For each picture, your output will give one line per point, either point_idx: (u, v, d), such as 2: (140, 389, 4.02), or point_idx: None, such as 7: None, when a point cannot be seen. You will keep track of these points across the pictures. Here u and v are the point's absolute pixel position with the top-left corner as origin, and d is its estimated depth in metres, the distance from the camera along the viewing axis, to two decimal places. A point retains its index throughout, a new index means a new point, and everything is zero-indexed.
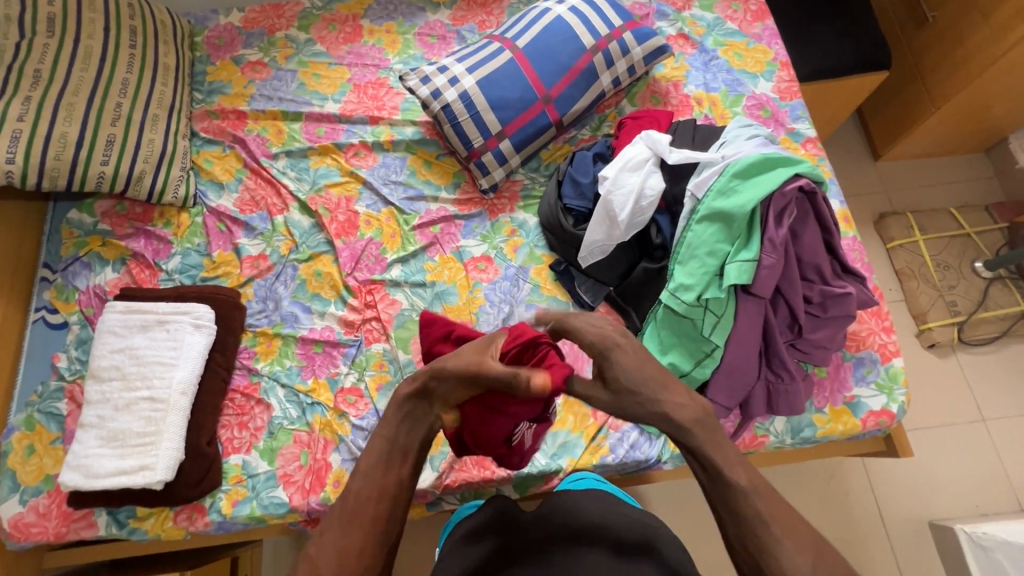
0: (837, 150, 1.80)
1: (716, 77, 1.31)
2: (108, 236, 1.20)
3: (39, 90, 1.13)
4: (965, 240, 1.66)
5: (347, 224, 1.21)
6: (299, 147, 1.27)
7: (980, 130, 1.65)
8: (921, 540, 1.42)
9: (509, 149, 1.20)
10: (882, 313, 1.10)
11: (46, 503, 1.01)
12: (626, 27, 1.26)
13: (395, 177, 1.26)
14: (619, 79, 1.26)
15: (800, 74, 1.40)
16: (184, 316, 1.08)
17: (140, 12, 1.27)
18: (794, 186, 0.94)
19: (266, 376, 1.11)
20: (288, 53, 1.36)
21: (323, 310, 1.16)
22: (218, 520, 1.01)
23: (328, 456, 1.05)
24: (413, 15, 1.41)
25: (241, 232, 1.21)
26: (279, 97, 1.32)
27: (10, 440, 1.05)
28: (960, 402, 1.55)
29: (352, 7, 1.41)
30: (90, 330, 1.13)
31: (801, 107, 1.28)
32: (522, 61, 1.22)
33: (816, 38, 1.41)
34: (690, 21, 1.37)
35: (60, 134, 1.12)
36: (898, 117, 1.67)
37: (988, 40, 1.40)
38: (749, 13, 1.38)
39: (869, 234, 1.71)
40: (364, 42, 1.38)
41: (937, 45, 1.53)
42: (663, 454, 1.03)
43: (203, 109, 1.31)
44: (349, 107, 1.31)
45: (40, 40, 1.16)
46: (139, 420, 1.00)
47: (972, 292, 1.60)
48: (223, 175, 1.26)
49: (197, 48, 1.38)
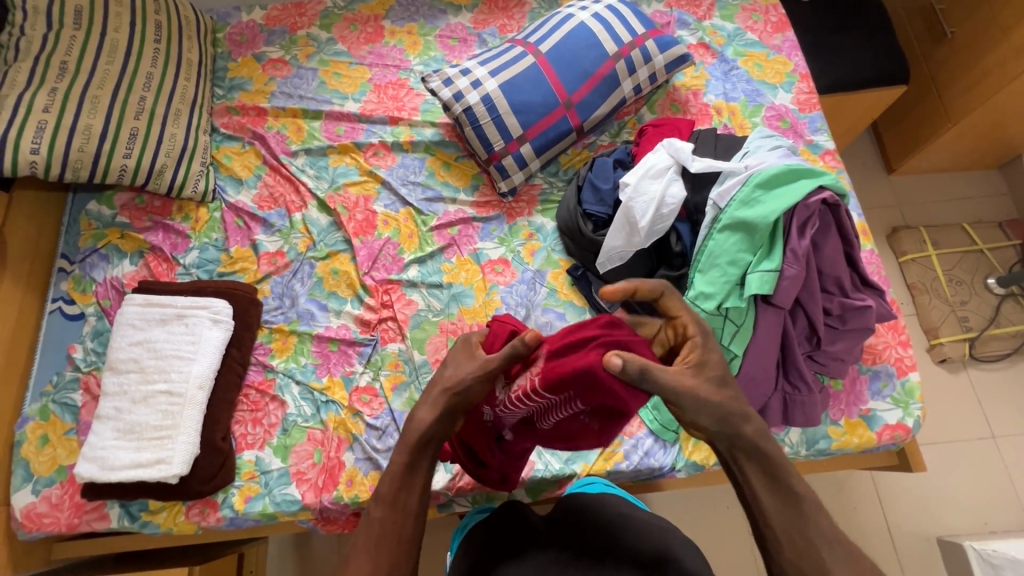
0: (851, 163, 1.81)
1: (736, 86, 1.32)
2: (127, 229, 1.21)
3: (65, 81, 1.14)
4: (978, 255, 1.66)
5: (365, 223, 1.21)
6: (319, 146, 1.27)
7: (995, 146, 1.65)
8: (929, 555, 1.42)
9: (529, 153, 1.20)
10: (898, 327, 1.10)
11: (59, 494, 1.01)
12: (648, 35, 1.26)
13: (414, 178, 1.26)
14: (640, 86, 1.26)
15: (819, 86, 1.40)
16: (202, 311, 1.08)
17: (165, 8, 1.28)
18: (818, 198, 0.94)
19: (281, 372, 1.11)
20: (310, 52, 1.37)
21: (339, 309, 1.16)
22: (230, 516, 1.01)
23: (342, 455, 1.05)
24: (435, 17, 1.41)
25: (259, 229, 1.22)
26: (299, 95, 1.32)
27: (25, 429, 1.05)
28: (969, 418, 1.54)
29: (374, 7, 1.42)
30: (107, 322, 1.14)
31: (820, 119, 1.28)
32: (544, 66, 1.22)
33: (835, 51, 1.42)
34: (711, 31, 1.38)
35: (85, 126, 1.12)
36: (913, 131, 1.68)
37: (1006, 59, 1.40)
38: (770, 24, 1.38)
39: (882, 248, 1.71)
40: (385, 43, 1.38)
41: (955, 61, 1.53)
42: (678, 462, 1.03)
43: (224, 105, 1.32)
44: (369, 107, 1.31)
45: (67, 32, 1.17)
46: (156, 414, 1.00)
47: (984, 308, 1.60)
48: (242, 171, 1.27)
49: (219, 44, 1.39)
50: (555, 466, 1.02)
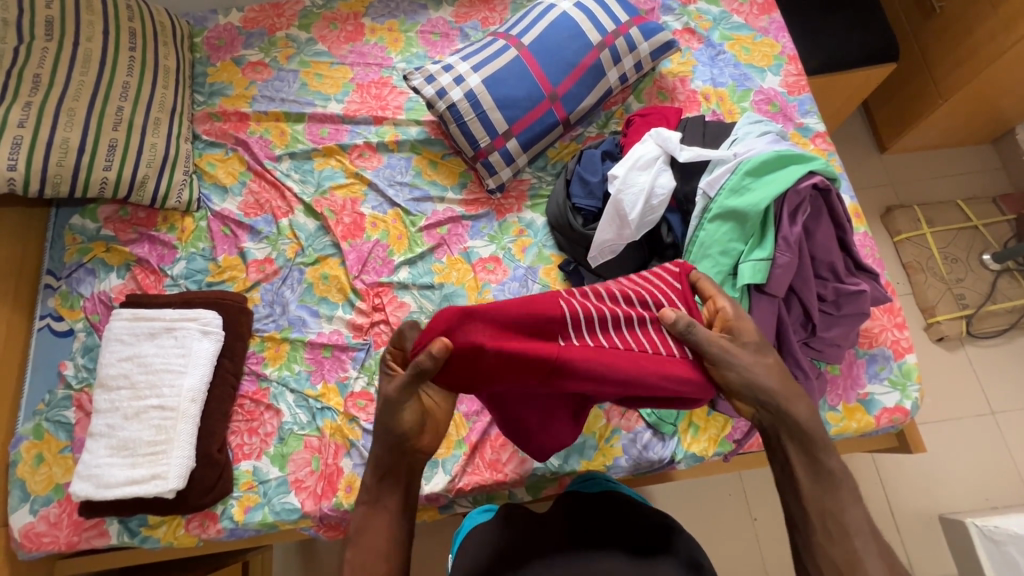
0: (843, 144, 1.79)
1: (723, 72, 1.30)
2: (112, 242, 1.19)
3: (39, 95, 1.11)
4: (972, 232, 1.65)
5: (353, 226, 1.20)
6: (303, 149, 1.25)
7: (988, 120, 1.63)
8: (930, 533, 1.42)
9: (516, 149, 1.19)
10: (894, 309, 1.09)
11: (57, 513, 1.01)
12: (633, 22, 1.24)
13: (401, 178, 1.25)
14: (625, 75, 1.24)
15: (807, 68, 1.38)
16: (191, 322, 1.07)
17: (139, 14, 1.26)
18: (807, 184, 0.93)
19: (275, 381, 1.10)
20: (290, 53, 1.35)
21: (331, 314, 1.15)
22: (230, 527, 1.00)
23: (339, 461, 1.04)
24: (415, 13, 1.39)
25: (246, 236, 1.20)
26: (281, 98, 1.30)
27: (19, 449, 1.04)
28: (968, 395, 1.55)
29: (353, 5, 1.39)
30: (96, 337, 1.13)
31: (809, 101, 1.27)
32: (527, 59, 1.20)
33: (823, 31, 1.40)
34: (696, 15, 1.35)
35: (62, 140, 1.10)
36: (904, 109, 1.66)
37: (996, 32, 1.38)
38: (756, 6, 1.36)
39: (876, 228, 1.70)
40: (366, 40, 1.36)
41: (945, 36, 1.51)
42: (677, 455, 1.03)
43: (205, 111, 1.30)
44: (353, 107, 1.29)
45: (38, 44, 1.14)
46: (149, 429, 0.99)
47: (980, 285, 1.60)
48: (226, 178, 1.25)
49: (197, 49, 1.36)
50: (553, 464, 1.02)
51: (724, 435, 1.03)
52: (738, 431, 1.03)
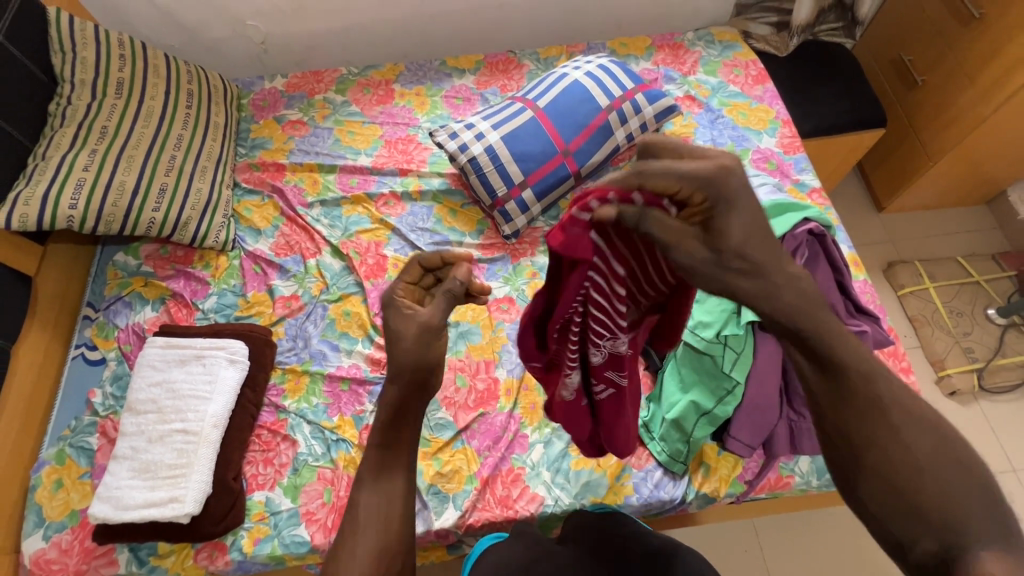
0: (842, 203, 1.88)
1: (723, 133, 1.41)
2: (150, 277, 1.27)
3: (104, 143, 1.24)
4: (975, 287, 1.70)
5: (376, 267, 1.27)
6: (333, 197, 1.36)
7: (979, 182, 1.71)
8: None
9: (531, 198, 1.28)
10: (898, 354, 1.12)
11: (69, 539, 1.01)
12: (638, 89, 1.36)
13: (422, 224, 1.33)
14: (632, 134, 1.35)
15: (801, 131, 1.50)
16: (219, 351, 1.12)
17: (197, 78, 1.42)
18: (804, 229, 0.99)
19: (293, 413, 1.13)
20: (326, 113, 1.49)
21: (350, 348, 1.19)
22: (238, 559, 1.00)
23: (351, 494, 1.05)
24: (441, 80, 1.54)
25: (275, 274, 1.28)
26: (316, 152, 1.43)
27: (41, 474, 1.06)
28: (986, 452, 1.52)
29: (386, 73, 1.55)
30: (126, 366, 1.17)
31: (804, 160, 1.36)
32: (542, 119, 1.32)
33: (815, 100, 1.52)
34: (696, 84, 1.49)
35: (120, 183, 1.21)
36: (897, 171, 1.76)
37: (975, 102, 1.50)
38: (750, 77, 1.49)
39: (880, 282, 1.75)
40: (396, 103, 1.50)
41: (928, 106, 1.63)
42: (688, 495, 1.03)
43: (246, 162, 1.42)
44: (381, 160, 1.41)
45: (109, 100, 1.28)
46: (171, 452, 1.02)
47: (987, 339, 1.62)
48: (261, 222, 1.35)
49: (244, 109, 1.52)
50: (565, 501, 1.02)
51: (735, 475, 1.04)
52: (748, 472, 1.04)
